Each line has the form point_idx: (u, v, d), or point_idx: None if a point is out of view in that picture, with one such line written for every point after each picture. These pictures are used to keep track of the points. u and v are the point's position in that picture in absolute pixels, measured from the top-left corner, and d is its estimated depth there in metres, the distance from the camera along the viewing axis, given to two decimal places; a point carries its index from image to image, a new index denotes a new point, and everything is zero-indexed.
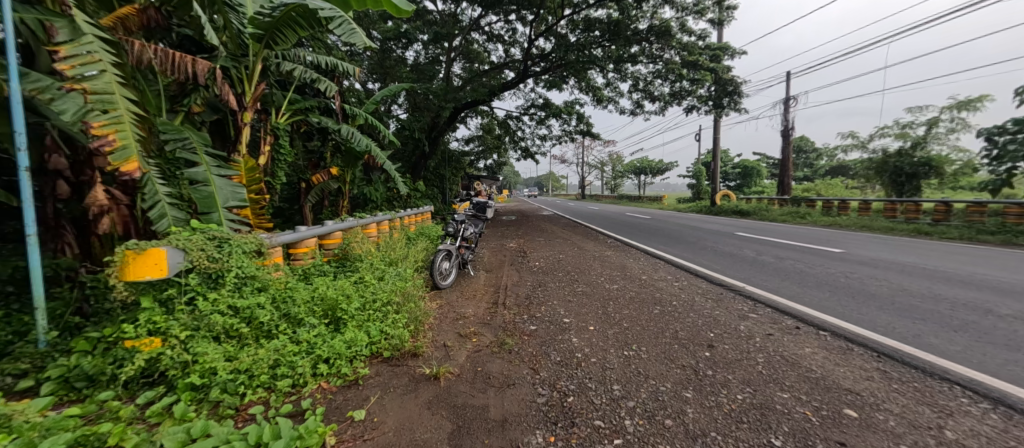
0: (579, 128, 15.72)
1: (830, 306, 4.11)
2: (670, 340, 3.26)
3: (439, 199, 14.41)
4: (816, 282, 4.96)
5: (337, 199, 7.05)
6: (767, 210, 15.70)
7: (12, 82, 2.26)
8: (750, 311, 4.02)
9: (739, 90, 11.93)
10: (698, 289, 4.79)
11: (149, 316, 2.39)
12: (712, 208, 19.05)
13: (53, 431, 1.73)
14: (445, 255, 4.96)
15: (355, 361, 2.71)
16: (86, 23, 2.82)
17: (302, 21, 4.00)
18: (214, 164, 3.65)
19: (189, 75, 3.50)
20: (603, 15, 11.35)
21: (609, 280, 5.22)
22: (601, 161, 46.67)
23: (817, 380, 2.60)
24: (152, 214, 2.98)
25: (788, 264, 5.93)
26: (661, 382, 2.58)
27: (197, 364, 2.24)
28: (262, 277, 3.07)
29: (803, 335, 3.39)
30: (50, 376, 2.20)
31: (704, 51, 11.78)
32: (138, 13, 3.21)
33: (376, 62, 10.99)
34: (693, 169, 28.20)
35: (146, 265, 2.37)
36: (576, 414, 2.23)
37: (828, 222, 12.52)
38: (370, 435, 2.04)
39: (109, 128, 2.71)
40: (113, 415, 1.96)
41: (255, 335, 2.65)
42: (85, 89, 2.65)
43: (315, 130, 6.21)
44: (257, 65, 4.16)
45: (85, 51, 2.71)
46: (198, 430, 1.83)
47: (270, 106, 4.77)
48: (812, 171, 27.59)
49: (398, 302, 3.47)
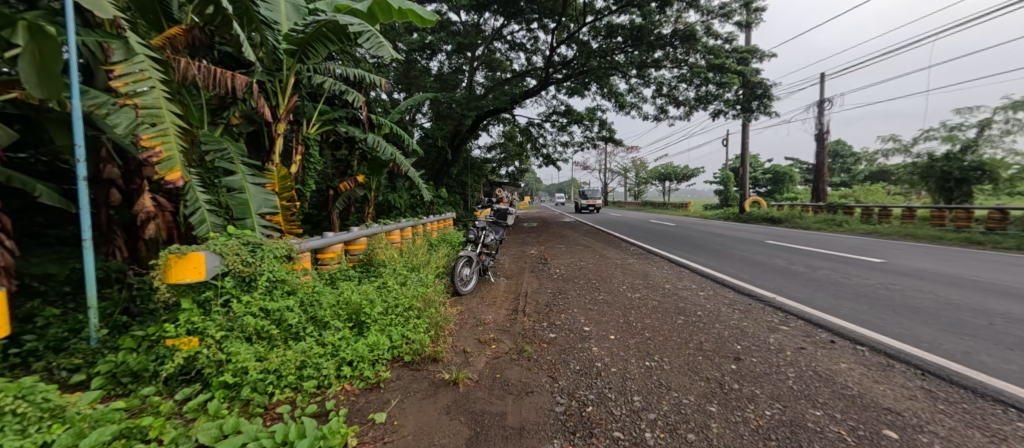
0: (601, 135, 15.61)
1: (867, 319, 3.90)
2: (694, 351, 3.17)
3: (461, 207, 14.60)
4: (852, 293, 4.72)
5: (363, 207, 7.30)
6: (800, 217, 15.06)
7: (74, 99, 2.47)
8: (781, 323, 3.86)
9: (769, 93, 11.58)
10: (725, 300, 4.64)
11: (189, 316, 2.52)
12: (740, 215, 18.47)
13: (101, 422, 1.87)
14: (466, 262, 5.02)
15: (377, 364, 2.79)
16: (139, 44, 3.03)
17: (332, 36, 4.23)
18: (249, 173, 3.84)
19: (228, 89, 3.71)
20: (627, 20, 11.20)
21: (631, 289, 5.13)
22: (624, 167, 46.19)
23: (854, 398, 2.47)
24: (192, 220, 3.16)
25: (822, 274, 5.69)
26: (685, 394, 2.51)
27: (231, 363, 2.36)
28: (292, 280, 3.19)
29: (838, 350, 3.24)
30: (100, 371, 2.37)
31: (731, 54, 11.52)
32: (184, 33, 3.48)
33: (402, 73, 11.21)
34: (720, 175, 27.47)
35: (187, 268, 2.51)
36: (596, 424, 2.21)
37: (868, 230, 11.84)
38: (389, 438, 2.08)
39: (156, 139, 2.89)
40: (154, 409, 2.09)
41: (284, 337, 2.76)
42: (136, 105, 2.84)
43: (343, 139, 6.41)
44: (290, 78, 4.35)
45: (138, 70, 2.92)
46: (230, 427, 1.93)
47: (301, 117, 5.00)
48: (850, 177, 26.06)
49: (419, 307, 3.55)
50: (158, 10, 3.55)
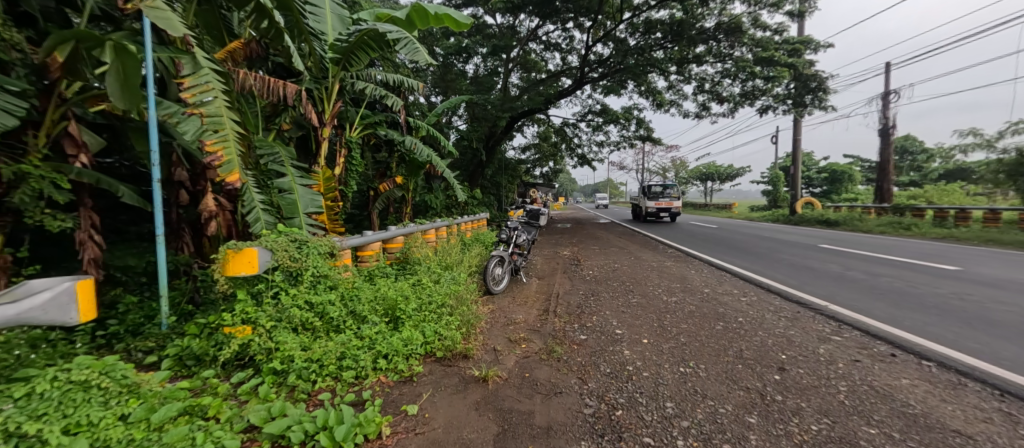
0: (638, 134, 15.25)
1: (936, 332, 3.55)
2: (733, 359, 3.04)
3: (495, 207, 14.79)
4: (920, 303, 4.30)
5: (401, 207, 7.58)
6: (860, 219, 13.89)
7: (150, 109, 2.74)
8: (833, 333, 3.59)
9: (824, 86, 10.80)
10: (770, 306, 4.39)
11: (243, 307, 2.74)
12: (791, 217, 17.35)
13: (169, 399, 2.08)
14: (498, 261, 5.08)
15: (410, 358, 2.90)
16: (205, 58, 3.31)
17: (373, 44, 4.44)
18: (298, 175, 4.11)
19: (281, 97, 3.99)
20: (666, 15, 10.84)
21: (667, 292, 4.97)
22: (663, 167, 44.73)
23: (916, 418, 2.26)
24: (248, 218, 3.44)
25: (883, 281, 5.24)
26: (722, 403, 2.41)
27: (278, 351, 2.55)
28: (333, 276, 3.37)
29: (898, 364, 2.97)
30: (168, 353, 2.64)
31: (781, 46, 10.84)
32: (243, 46, 3.78)
33: (438, 77, 11.53)
34: (768, 174, 25.94)
35: (243, 262, 2.73)
36: (625, 429, 2.17)
37: (941, 234, 10.72)
38: (420, 429, 2.16)
39: (218, 145, 3.15)
40: (213, 391, 2.30)
41: (326, 329, 2.94)
42: (202, 114, 3.11)
43: (383, 142, 6.69)
44: (335, 85, 4.60)
45: (204, 82, 3.18)
46: (277, 410, 2.08)
47: (345, 122, 5.28)
48: (921, 175, 23.70)
49: (452, 305, 3.65)
50: (221, 27, 3.91)
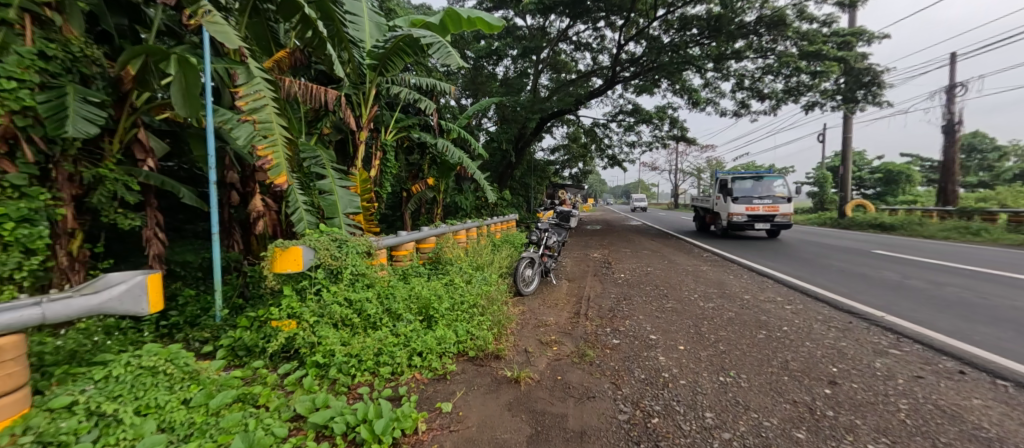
0: (672, 134, 14.83)
1: (1011, 348, 3.24)
2: (777, 370, 2.90)
3: (524, 208, 14.83)
4: (992, 317, 3.93)
5: (432, 208, 7.73)
6: (920, 224, 12.84)
7: (208, 117, 2.95)
8: (890, 346, 3.35)
9: (879, 80, 10.11)
10: (817, 315, 4.15)
11: (289, 302, 2.90)
12: (840, 220, 16.29)
13: (224, 386, 2.24)
14: (528, 262, 5.09)
15: (443, 357, 2.96)
16: (257, 68, 3.52)
17: (408, 49, 4.59)
18: (337, 177, 4.30)
19: (322, 103, 4.19)
20: (704, 10, 10.48)
21: (703, 298, 4.80)
22: (698, 168, 43.22)
23: (989, 441, 2.07)
24: (293, 218, 3.63)
25: (947, 291, 4.83)
26: (766, 416, 2.30)
27: (321, 346, 2.68)
28: (370, 275, 3.49)
29: (968, 382, 2.73)
30: (223, 344, 2.84)
31: (830, 39, 10.21)
32: (288, 56, 4.01)
33: (469, 79, 11.71)
34: (814, 175, 24.50)
35: (289, 260, 2.90)
36: (662, 437, 2.13)
37: (1017, 241, 9.74)
38: (455, 427, 2.20)
39: (268, 149, 3.35)
40: (262, 380, 2.45)
41: (364, 325, 3.04)
42: (254, 120, 3.32)
43: (416, 145, 6.84)
44: (371, 90, 4.78)
45: (256, 90, 3.39)
46: (320, 401, 2.18)
47: (381, 126, 5.47)
48: (992, 175, 21.62)
49: (483, 305, 3.71)
50: (269, 37, 4.17)
